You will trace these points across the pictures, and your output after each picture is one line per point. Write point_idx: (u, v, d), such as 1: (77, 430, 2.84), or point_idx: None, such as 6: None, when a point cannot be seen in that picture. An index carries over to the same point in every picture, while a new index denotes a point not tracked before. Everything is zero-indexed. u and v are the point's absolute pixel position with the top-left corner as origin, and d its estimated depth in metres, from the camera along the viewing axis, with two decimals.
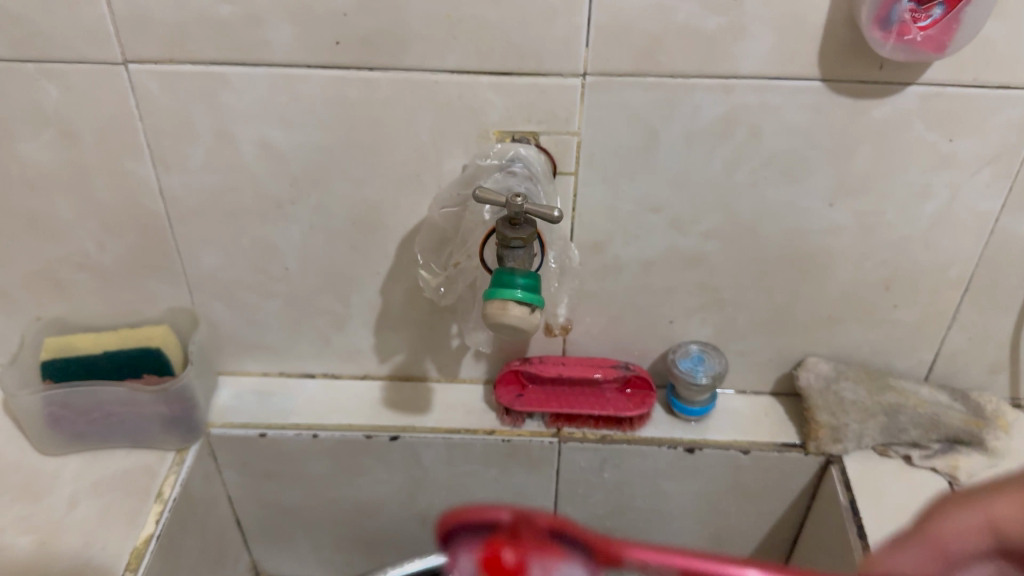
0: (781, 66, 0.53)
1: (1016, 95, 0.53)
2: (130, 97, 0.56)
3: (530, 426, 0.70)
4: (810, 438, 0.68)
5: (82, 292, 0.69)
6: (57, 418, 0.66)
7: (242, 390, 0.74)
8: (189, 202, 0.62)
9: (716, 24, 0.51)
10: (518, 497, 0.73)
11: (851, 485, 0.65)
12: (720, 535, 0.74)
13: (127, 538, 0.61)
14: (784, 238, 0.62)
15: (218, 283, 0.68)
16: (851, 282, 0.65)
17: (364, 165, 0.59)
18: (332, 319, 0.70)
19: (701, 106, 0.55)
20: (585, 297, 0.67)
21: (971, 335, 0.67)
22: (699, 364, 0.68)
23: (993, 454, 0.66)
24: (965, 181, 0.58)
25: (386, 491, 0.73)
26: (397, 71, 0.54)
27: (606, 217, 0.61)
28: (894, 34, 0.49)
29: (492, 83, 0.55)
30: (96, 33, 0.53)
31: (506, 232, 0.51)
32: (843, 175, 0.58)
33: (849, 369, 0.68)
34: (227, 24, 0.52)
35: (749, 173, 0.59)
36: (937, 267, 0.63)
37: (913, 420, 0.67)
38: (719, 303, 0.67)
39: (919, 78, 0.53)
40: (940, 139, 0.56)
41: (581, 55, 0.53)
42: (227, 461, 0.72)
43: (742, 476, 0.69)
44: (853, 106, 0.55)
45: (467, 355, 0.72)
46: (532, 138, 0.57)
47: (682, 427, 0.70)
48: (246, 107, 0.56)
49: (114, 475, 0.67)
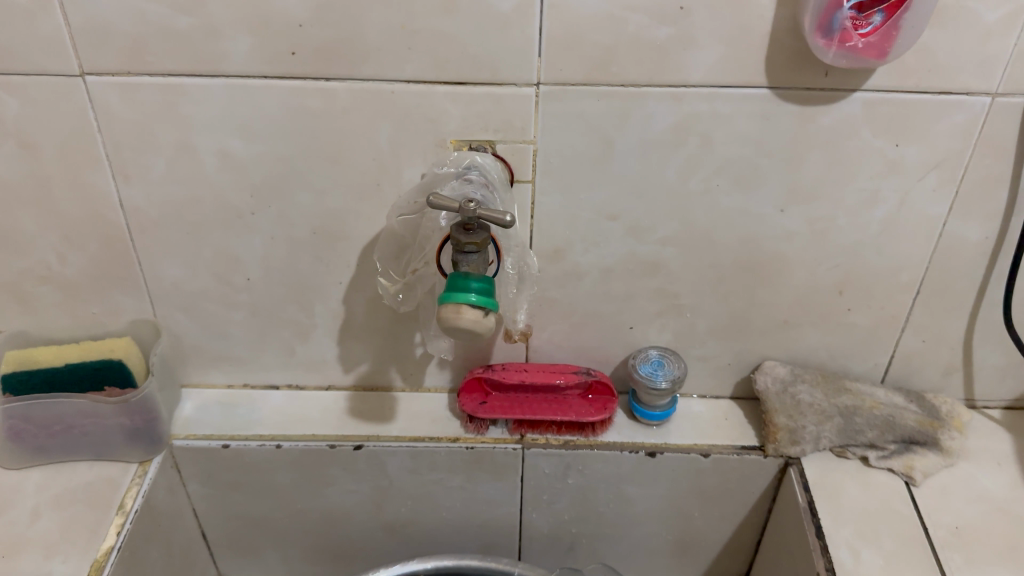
0: (730, 74, 0.54)
1: (958, 102, 0.55)
2: (90, 108, 0.56)
3: (494, 433, 0.70)
4: (769, 441, 0.69)
5: (44, 306, 0.69)
6: (17, 431, 0.66)
7: (206, 401, 0.74)
8: (151, 213, 0.62)
9: (665, 34, 0.53)
10: (484, 503, 0.73)
11: (809, 487, 0.66)
12: (685, 539, 0.75)
13: (88, 551, 0.61)
14: (740, 244, 0.63)
15: (181, 295, 0.68)
16: (806, 287, 0.66)
17: (325, 175, 0.60)
18: (296, 330, 0.70)
19: (654, 114, 0.56)
20: (547, 304, 0.68)
21: (925, 337, 0.69)
22: (658, 368, 0.68)
23: (948, 453, 0.68)
24: (913, 186, 0.59)
25: (352, 501, 0.73)
26: (355, 81, 0.55)
27: (565, 225, 0.62)
28: (836, 41, 0.50)
29: (449, 93, 0.55)
30: (55, 44, 0.53)
31: (460, 237, 0.51)
32: (794, 181, 0.60)
33: (805, 372, 0.70)
34: (185, 36, 0.53)
35: (703, 180, 0.60)
36: (890, 271, 0.65)
37: (869, 422, 0.68)
38: (679, 309, 0.68)
39: (864, 85, 0.55)
40: (887, 145, 0.57)
41: (535, 65, 0.54)
42: (191, 472, 0.72)
43: (704, 479, 0.70)
44: (801, 113, 0.56)
45: (431, 363, 0.73)
46: (490, 147, 0.58)
47: (644, 432, 0.71)
48: (206, 119, 0.57)
49: (76, 488, 0.66)
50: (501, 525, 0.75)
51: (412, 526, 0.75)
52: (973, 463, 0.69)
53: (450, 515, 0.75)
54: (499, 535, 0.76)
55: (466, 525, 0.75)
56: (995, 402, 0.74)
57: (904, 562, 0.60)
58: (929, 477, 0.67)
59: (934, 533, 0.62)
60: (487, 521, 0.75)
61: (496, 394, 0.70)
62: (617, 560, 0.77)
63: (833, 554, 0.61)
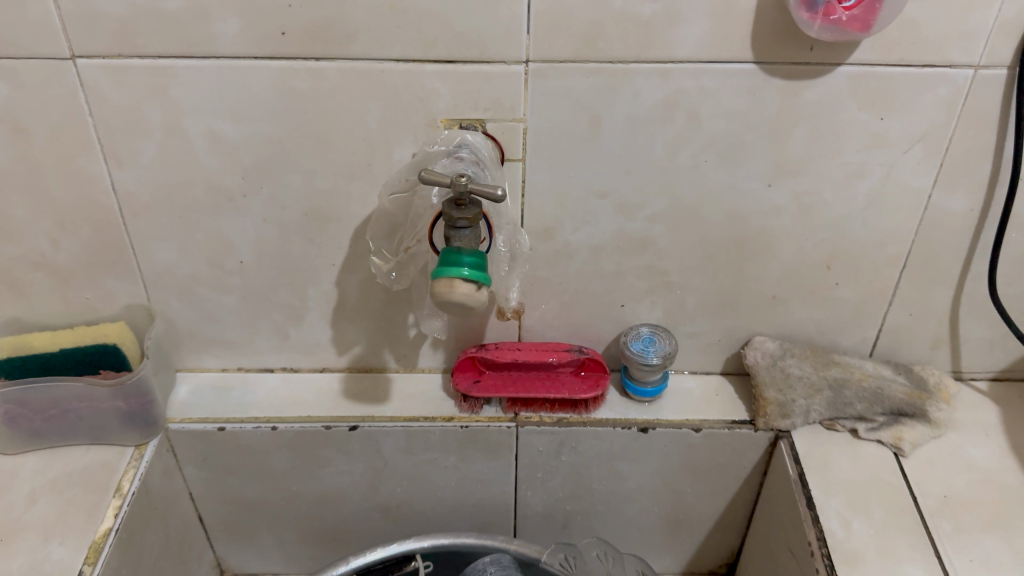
0: (716, 49, 0.55)
1: (940, 74, 0.56)
2: (80, 92, 0.57)
3: (488, 412, 0.71)
4: (759, 415, 0.69)
5: (37, 292, 0.69)
6: (12, 416, 0.66)
7: (200, 385, 0.75)
8: (142, 197, 0.63)
9: (651, 10, 0.53)
10: (478, 482, 0.74)
11: (800, 459, 0.67)
12: (678, 514, 0.76)
13: (85, 535, 0.61)
14: (729, 220, 0.64)
15: (174, 279, 0.68)
16: (793, 262, 0.67)
17: (316, 156, 0.60)
18: (289, 313, 0.71)
19: (641, 91, 0.57)
20: (538, 283, 0.69)
21: (911, 311, 0.70)
22: (649, 345, 0.69)
23: (936, 424, 0.69)
24: (898, 159, 0.60)
25: (349, 482, 0.74)
26: (344, 61, 0.55)
27: (555, 203, 0.63)
28: (820, 14, 0.51)
29: (438, 72, 0.56)
30: (44, 28, 0.53)
31: (452, 213, 0.52)
32: (780, 156, 0.60)
33: (794, 346, 0.71)
34: (174, 17, 0.53)
35: (691, 156, 0.60)
36: (875, 245, 0.65)
37: (858, 394, 0.69)
38: (669, 286, 0.69)
39: (849, 59, 0.55)
40: (872, 119, 0.58)
41: (523, 42, 0.54)
42: (187, 456, 0.72)
43: (696, 454, 0.71)
44: (787, 88, 0.57)
45: (425, 344, 0.74)
46: (479, 125, 0.58)
47: (636, 408, 0.72)
48: (197, 101, 0.57)
49: (73, 472, 0.67)
50: (496, 504, 0.76)
51: (408, 506, 0.76)
52: (961, 433, 0.70)
53: (445, 495, 0.75)
54: (494, 514, 0.77)
55: (462, 503, 0.76)
56: (981, 374, 0.75)
57: (892, 531, 0.61)
58: (917, 448, 0.68)
59: (923, 502, 0.64)
60: (482, 500, 0.76)
61: (489, 377, 0.70)
62: (611, 535, 0.78)
63: (824, 524, 0.62)
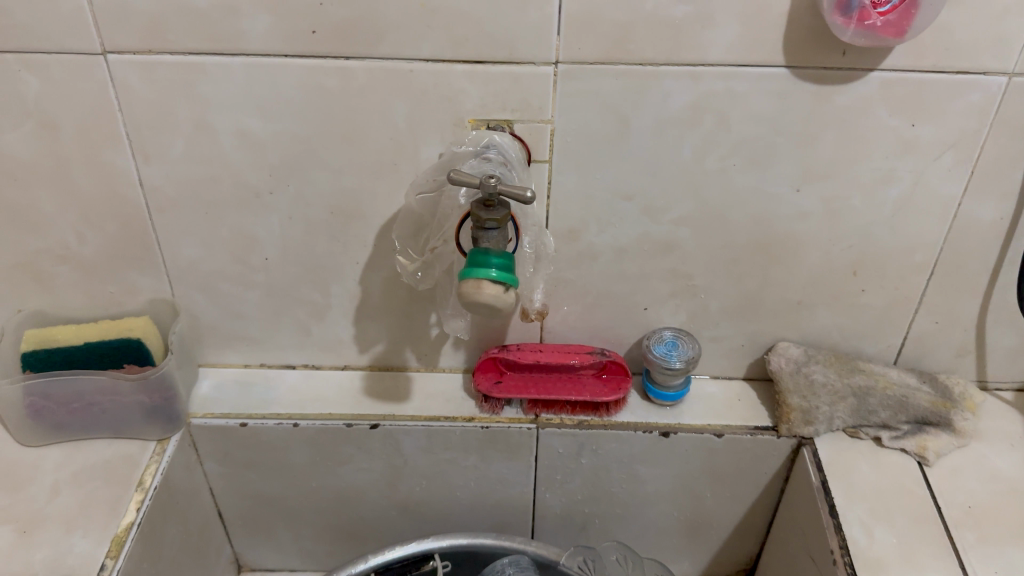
0: (747, 52, 0.54)
1: (973, 81, 0.55)
2: (110, 87, 0.57)
3: (509, 413, 0.71)
4: (782, 421, 0.69)
5: (62, 285, 0.69)
6: (37, 409, 0.66)
7: (223, 380, 0.75)
8: (169, 192, 0.63)
9: (683, 13, 0.53)
10: (497, 483, 0.74)
11: (822, 466, 0.67)
12: (697, 519, 0.76)
13: (108, 527, 0.61)
14: (754, 225, 0.64)
15: (198, 274, 0.68)
16: (819, 267, 0.66)
17: (342, 155, 0.60)
18: (312, 310, 0.71)
19: (670, 93, 0.56)
20: (561, 284, 0.68)
21: (937, 319, 0.69)
22: (672, 349, 0.69)
23: (961, 434, 0.68)
24: (928, 166, 0.60)
25: (368, 479, 0.74)
26: (373, 59, 0.55)
27: (580, 205, 0.63)
28: (854, 19, 0.51)
29: (467, 72, 0.56)
30: (76, 22, 0.54)
31: (481, 214, 0.52)
32: (809, 161, 0.60)
33: (819, 353, 0.70)
34: (205, 14, 0.53)
35: (719, 160, 0.60)
36: (903, 252, 0.65)
37: (882, 402, 0.68)
38: (693, 290, 0.69)
39: (881, 65, 0.55)
40: (903, 125, 0.58)
41: (553, 43, 0.54)
42: (208, 451, 0.72)
43: (717, 459, 0.71)
44: (818, 93, 0.56)
45: (446, 343, 0.74)
46: (507, 126, 0.58)
47: (657, 412, 0.71)
48: (225, 97, 0.57)
49: (96, 464, 0.67)
50: (515, 504, 0.76)
51: (426, 505, 0.76)
52: (985, 443, 0.69)
53: (464, 495, 0.75)
54: (511, 515, 0.77)
55: (480, 504, 0.76)
56: (1006, 383, 0.74)
57: (916, 540, 0.61)
58: (941, 457, 0.68)
59: (948, 512, 0.63)
60: (500, 500, 0.76)
61: (507, 377, 0.70)
62: (628, 538, 0.78)
63: (847, 532, 0.61)
